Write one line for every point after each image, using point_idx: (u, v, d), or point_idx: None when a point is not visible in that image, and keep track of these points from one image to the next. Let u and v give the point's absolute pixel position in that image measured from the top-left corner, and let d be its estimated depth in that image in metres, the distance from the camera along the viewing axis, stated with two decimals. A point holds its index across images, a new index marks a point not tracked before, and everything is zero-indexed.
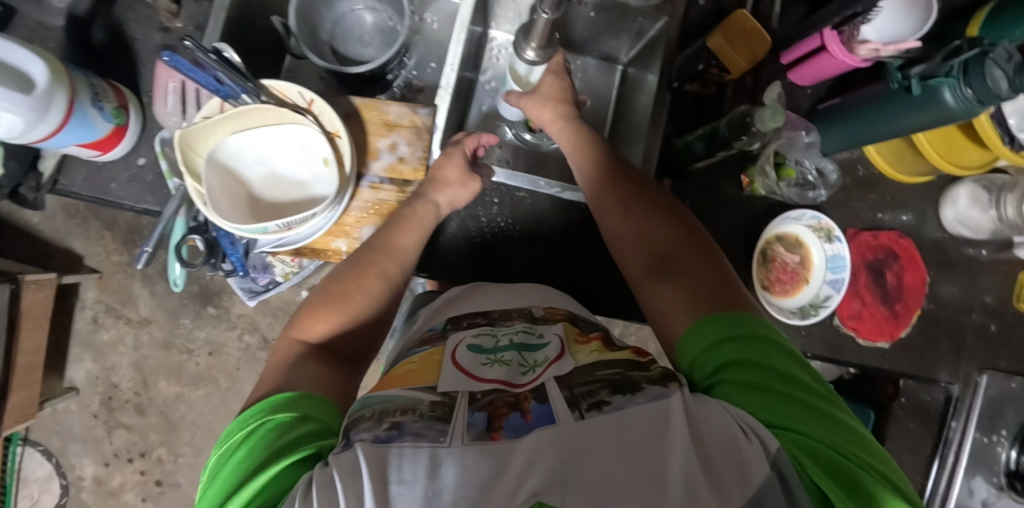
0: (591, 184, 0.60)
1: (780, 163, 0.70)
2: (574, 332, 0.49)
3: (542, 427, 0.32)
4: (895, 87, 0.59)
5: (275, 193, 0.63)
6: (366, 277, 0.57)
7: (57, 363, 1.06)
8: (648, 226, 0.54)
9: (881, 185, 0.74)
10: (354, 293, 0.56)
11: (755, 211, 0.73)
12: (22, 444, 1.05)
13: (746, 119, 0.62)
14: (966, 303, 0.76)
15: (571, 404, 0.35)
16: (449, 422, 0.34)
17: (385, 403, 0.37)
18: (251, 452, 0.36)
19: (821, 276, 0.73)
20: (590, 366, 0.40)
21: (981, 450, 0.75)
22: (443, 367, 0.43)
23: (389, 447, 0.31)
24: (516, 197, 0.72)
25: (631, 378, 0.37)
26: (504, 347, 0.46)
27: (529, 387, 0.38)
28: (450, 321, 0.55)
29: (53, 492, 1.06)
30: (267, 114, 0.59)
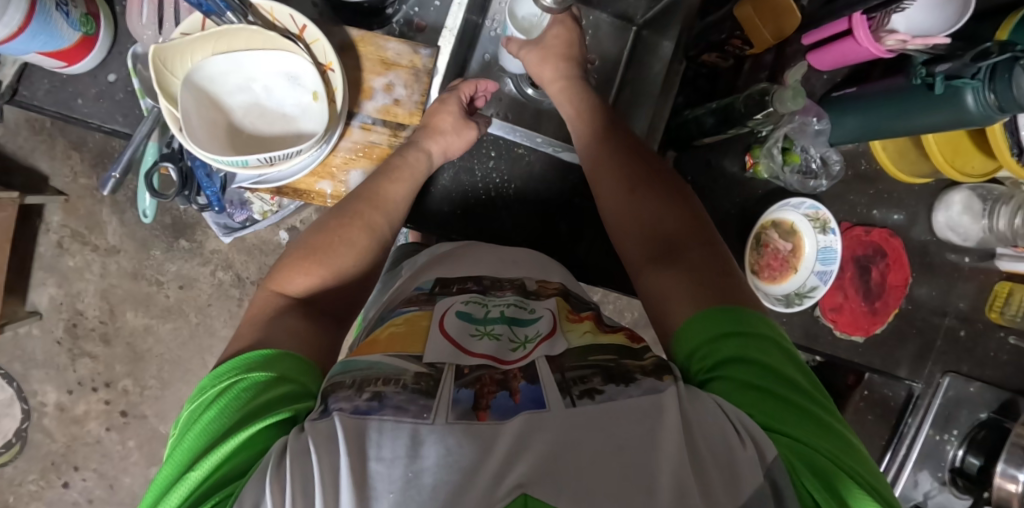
0: (595, 158, 0.58)
1: (787, 147, 0.68)
2: (565, 310, 0.49)
3: (529, 410, 0.32)
4: (917, 83, 0.58)
5: (257, 124, 0.59)
6: (352, 228, 0.54)
7: (18, 286, 1.02)
8: (650, 205, 0.52)
9: (880, 181, 0.74)
10: (340, 245, 0.53)
11: (754, 194, 0.72)
12: None
13: (765, 97, 0.59)
14: (941, 306, 0.77)
15: (562, 388, 0.34)
16: (433, 396, 0.33)
17: (369, 369, 0.36)
18: (222, 413, 0.34)
19: (810, 266, 0.73)
20: (581, 349, 0.40)
21: (932, 447, 0.79)
22: (430, 334, 0.42)
23: (368, 419, 0.31)
24: (514, 153, 0.69)
25: (624, 367, 0.37)
26: (494, 318, 0.46)
27: (518, 365, 0.38)
28: (439, 282, 0.53)
29: (14, 417, 1.04)
30: (252, 39, 0.55)
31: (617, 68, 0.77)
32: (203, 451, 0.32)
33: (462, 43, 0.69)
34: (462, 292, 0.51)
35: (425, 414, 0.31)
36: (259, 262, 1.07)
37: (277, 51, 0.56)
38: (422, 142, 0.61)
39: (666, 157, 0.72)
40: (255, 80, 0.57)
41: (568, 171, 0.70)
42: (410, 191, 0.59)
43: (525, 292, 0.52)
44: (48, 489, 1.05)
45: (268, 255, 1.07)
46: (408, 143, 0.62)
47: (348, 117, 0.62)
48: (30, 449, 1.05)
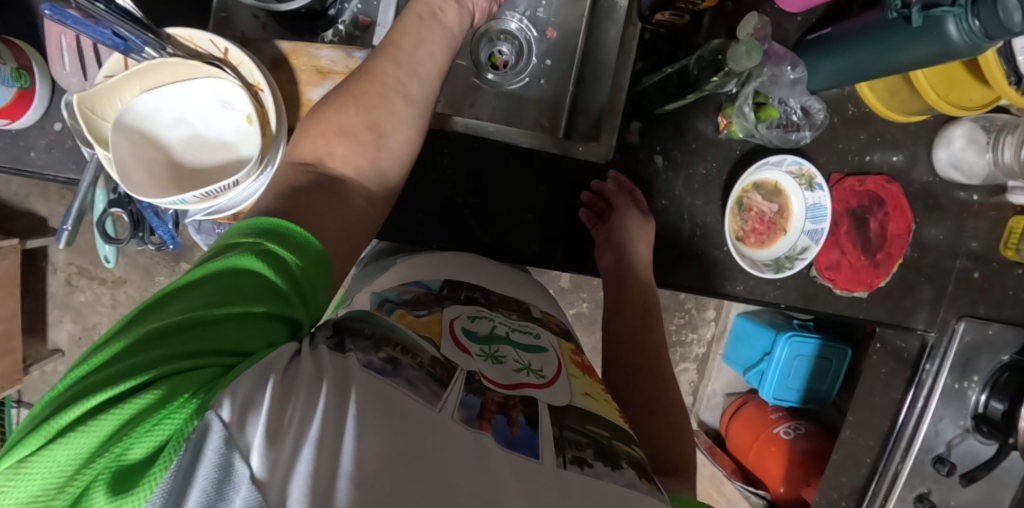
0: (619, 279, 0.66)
1: (761, 102, 0.64)
2: (569, 355, 0.49)
3: (524, 456, 0.31)
4: (893, 17, 0.52)
5: (199, 156, 0.57)
6: (369, 86, 0.46)
7: (37, 326, 1.06)
8: (642, 336, 0.64)
9: (872, 123, 0.68)
10: (362, 107, 0.45)
11: (732, 155, 0.68)
12: (16, 406, 1.10)
13: (718, 57, 0.56)
14: (951, 248, 0.72)
15: (558, 446, 0.34)
16: (446, 387, 0.34)
17: (388, 331, 0.38)
18: (245, 281, 0.31)
19: (799, 226, 0.69)
20: (581, 411, 0.39)
21: (952, 394, 0.75)
22: (444, 336, 0.42)
23: (382, 378, 0.32)
24: (471, 145, 0.66)
25: (614, 448, 0.37)
26: (499, 339, 0.45)
27: (519, 395, 0.37)
28: (448, 285, 0.54)
29: None
30: (178, 70, 0.53)
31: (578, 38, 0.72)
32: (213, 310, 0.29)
33: None
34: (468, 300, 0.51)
35: (433, 399, 0.32)
36: None
37: (206, 81, 0.54)
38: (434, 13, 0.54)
39: (631, 130, 0.67)
40: (189, 111, 0.56)
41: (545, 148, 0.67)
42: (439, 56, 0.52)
43: (529, 317, 0.53)
44: None
45: None
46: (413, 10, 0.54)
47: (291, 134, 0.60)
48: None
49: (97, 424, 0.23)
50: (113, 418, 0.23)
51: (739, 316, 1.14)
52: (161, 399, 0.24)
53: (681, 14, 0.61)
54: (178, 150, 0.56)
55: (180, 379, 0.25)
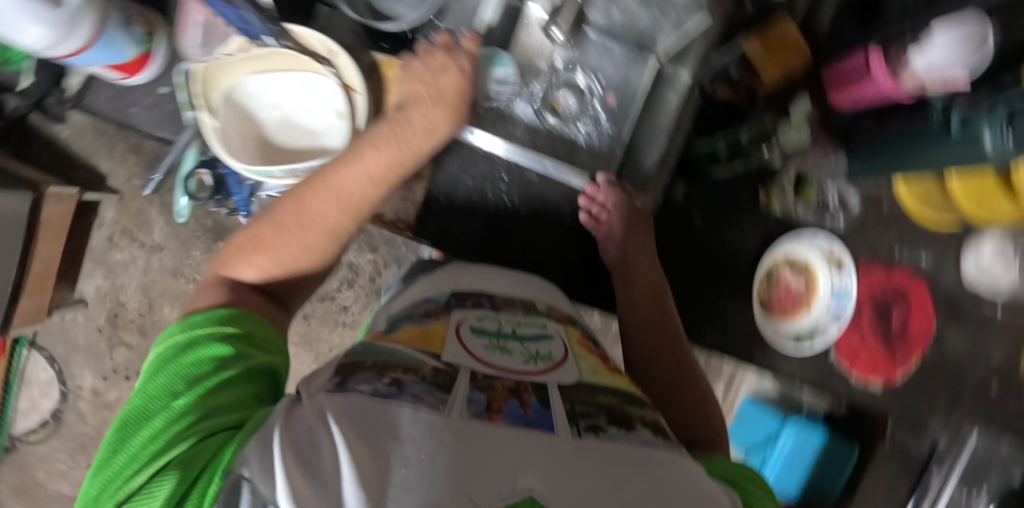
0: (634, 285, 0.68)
1: (803, 183, 0.70)
2: (575, 340, 0.54)
3: (540, 429, 0.34)
4: (934, 124, 0.57)
5: (287, 138, 0.62)
6: (296, 214, 0.54)
7: (70, 275, 1.10)
8: (658, 325, 0.65)
9: (904, 222, 0.71)
10: (290, 241, 0.53)
11: (766, 229, 0.72)
12: (28, 347, 1.14)
13: (769, 132, 0.66)
14: (973, 358, 0.72)
15: (570, 418, 0.36)
16: (449, 392, 0.36)
17: (389, 356, 0.41)
18: (195, 364, 0.43)
19: (824, 303, 0.71)
20: (588, 384, 0.43)
21: (960, 500, 0.75)
22: (448, 339, 0.46)
23: (389, 402, 0.33)
24: (525, 178, 0.72)
25: (627, 413, 0.41)
26: (506, 334, 0.49)
27: (532, 380, 0.41)
28: (455, 295, 0.58)
29: (53, 396, 1.14)
30: (288, 62, 0.59)
31: None
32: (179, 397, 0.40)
33: None
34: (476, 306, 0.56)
35: (440, 406, 0.33)
36: None
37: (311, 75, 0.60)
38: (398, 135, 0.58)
39: (676, 189, 0.72)
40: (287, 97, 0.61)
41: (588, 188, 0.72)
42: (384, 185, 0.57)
43: (534, 313, 0.58)
44: (77, 467, 1.15)
45: None
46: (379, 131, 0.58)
47: None
48: (63, 429, 1.14)
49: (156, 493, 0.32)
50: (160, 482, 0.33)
51: (745, 398, 1.14)
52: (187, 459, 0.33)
53: (738, 91, 0.67)
54: (270, 130, 0.61)
55: (190, 453, 0.34)
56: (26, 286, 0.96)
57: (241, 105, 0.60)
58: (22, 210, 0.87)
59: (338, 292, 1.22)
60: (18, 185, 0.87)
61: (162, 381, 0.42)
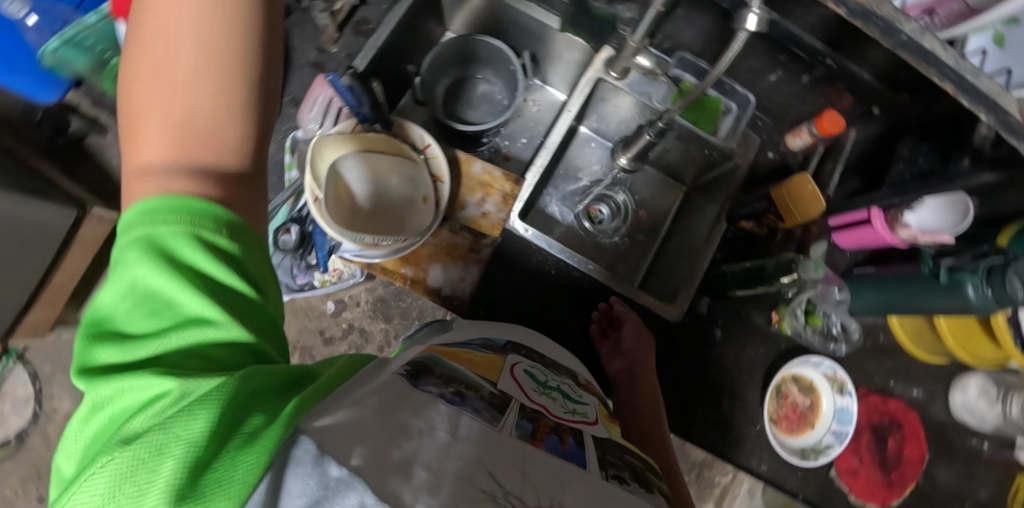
0: (644, 383, 0.75)
1: (811, 310, 0.78)
2: (604, 414, 0.60)
3: (577, 464, 0.40)
4: (925, 272, 0.68)
5: (372, 210, 0.70)
6: (149, 90, 0.40)
7: (82, 296, 1.13)
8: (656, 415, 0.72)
9: (898, 354, 0.80)
10: (174, 86, 0.40)
11: (778, 347, 0.80)
12: (15, 359, 1.12)
13: (792, 264, 0.71)
14: (960, 490, 0.78)
15: (601, 465, 0.43)
16: (505, 412, 0.44)
17: (454, 372, 0.47)
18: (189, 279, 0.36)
19: (827, 424, 0.79)
20: (619, 444, 0.52)
21: None
22: (503, 371, 0.52)
23: (461, 412, 0.40)
24: (570, 273, 0.80)
25: (649, 478, 0.49)
26: (551, 386, 0.55)
27: (569, 426, 0.47)
28: (511, 342, 0.63)
29: (22, 416, 1.11)
30: (377, 145, 0.70)
31: (665, 218, 0.91)
32: (185, 307, 0.36)
33: (547, 173, 0.86)
34: (529, 356, 0.61)
35: (495, 421, 0.41)
36: (302, 322, 1.22)
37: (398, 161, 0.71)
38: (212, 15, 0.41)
39: (701, 302, 0.81)
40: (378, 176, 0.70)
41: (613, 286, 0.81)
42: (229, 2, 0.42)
43: (578, 384, 0.63)
44: (22, 497, 1.09)
45: (311, 318, 1.23)
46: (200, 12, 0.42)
47: (443, 220, 0.77)
48: (23, 452, 1.11)
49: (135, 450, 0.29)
50: (174, 431, 0.30)
51: None
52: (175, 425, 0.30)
53: (760, 226, 0.79)
54: (359, 201, 0.69)
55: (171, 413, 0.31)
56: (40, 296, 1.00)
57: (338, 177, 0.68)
58: (62, 225, 0.94)
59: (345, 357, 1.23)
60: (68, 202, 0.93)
61: (148, 272, 0.35)
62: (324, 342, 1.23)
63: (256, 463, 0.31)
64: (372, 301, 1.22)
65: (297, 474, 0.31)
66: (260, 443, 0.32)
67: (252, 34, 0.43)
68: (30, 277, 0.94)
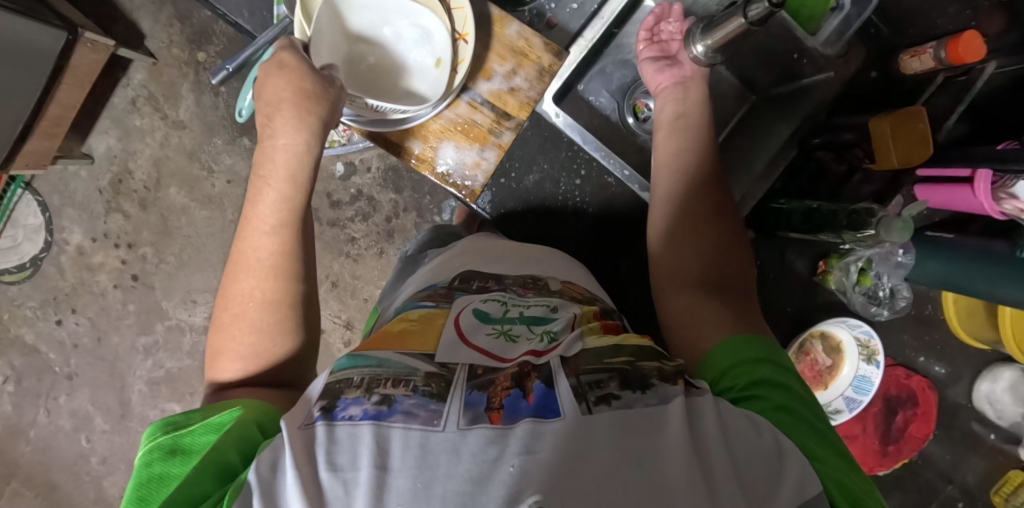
0: (679, 193, 0.59)
1: (864, 269, 0.69)
2: (588, 321, 0.50)
3: (543, 417, 0.32)
4: (1020, 256, 0.56)
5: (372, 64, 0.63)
6: (233, 313, 0.47)
7: (82, 127, 1.03)
8: (690, 236, 0.56)
9: (936, 330, 0.73)
10: (256, 277, 0.47)
11: (814, 299, 0.73)
12: (23, 188, 1.04)
13: (869, 218, 0.60)
14: (949, 471, 0.75)
15: (579, 393, 0.34)
16: (444, 402, 0.33)
17: (376, 367, 0.37)
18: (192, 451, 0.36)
19: (842, 388, 0.72)
20: (594, 352, 0.41)
21: None
22: (443, 329, 0.44)
23: (385, 426, 0.31)
24: (604, 182, 0.66)
25: (641, 371, 0.38)
26: (512, 319, 0.48)
27: (538, 362, 0.39)
28: (459, 278, 0.57)
29: (36, 244, 1.05)
30: None
31: (723, 128, 0.74)
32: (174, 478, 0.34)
33: (594, 51, 0.71)
34: (482, 289, 0.54)
35: (435, 421, 0.31)
36: None
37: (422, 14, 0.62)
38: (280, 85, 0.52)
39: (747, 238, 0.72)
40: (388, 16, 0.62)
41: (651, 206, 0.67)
42: (267, 266, 0.48)
43: (546, 292, 0.55)
44: (42, 320, 1.06)
45: (320, 181, 1.14)
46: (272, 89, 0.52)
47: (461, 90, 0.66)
48: (39, 278, 1.06)
49: None
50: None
51: None
52: None
53: (840, 161, 0.69)
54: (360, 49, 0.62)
55: None
56: (37, 126, 0.90)
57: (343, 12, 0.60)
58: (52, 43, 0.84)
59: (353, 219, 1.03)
60: (57, 21, 0.81)
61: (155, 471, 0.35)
62: (331, 205, 1.15)
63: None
64: (384, 169, 1.14)
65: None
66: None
67: (298, 266, 0.49)
68: (22, 104, 0.84)
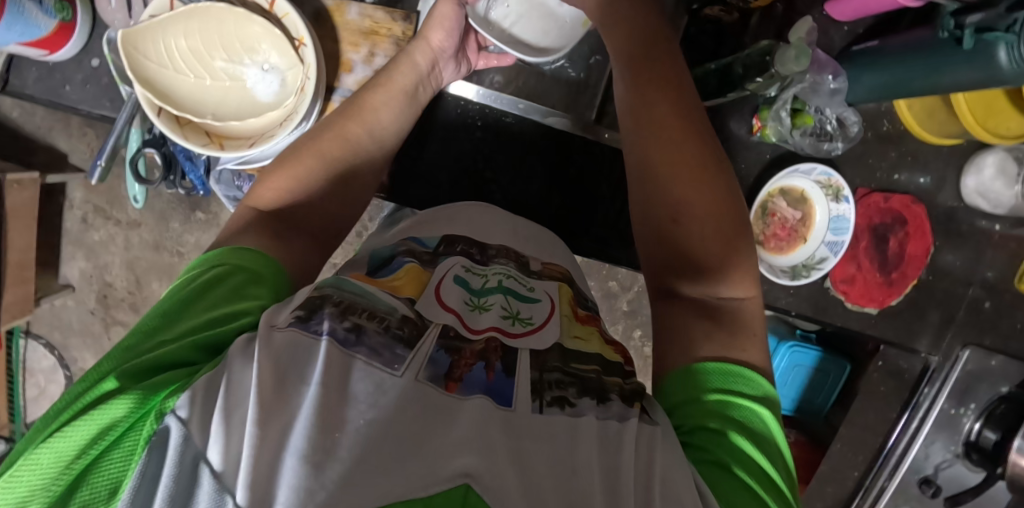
0: (653, 142, 0.53)
1: (798, 109, 0.65)
2: (566, 302, 0.48)
3: (497, 402, 0.33)
4: (944, 37, 0.50)
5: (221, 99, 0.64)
6: (294, 173, 0.52)
7: (51, 260, 1.07)
8: (667, 194, 0.51)
9: (903, 141, 0.69)
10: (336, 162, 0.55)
11: (761, 158, 0.70)
12: (24, 338, 1.10)
13: (766, 58, 0.61)
14: (966, 276, 0.72)
15: (536, 390, 0.35)
16: (411, 349, 0.34)
17: (359, 298, 0.38)
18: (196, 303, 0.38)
19: (820, 236, 0.70)
20: (567, 351, 0.40)
21: (945, 420, 0.73)
22: (427, 287, 0.43)
23: (353, 356, 0.32)
24: (502, 122, 0.73)
25: (602, 383, 0.38)
26: (491, 290, 0.45)
27: (483, 340, 0.38)
28: (444, 241, 0.53)
29: (59, 382, 1.11)
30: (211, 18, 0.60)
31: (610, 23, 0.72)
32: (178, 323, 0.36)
33: None
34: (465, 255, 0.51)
35: (395, 365, 0.32)
36: None
37: (219, 23, 0.62)
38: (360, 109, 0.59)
39: None
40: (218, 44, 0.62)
41: (574, 133, 0.73)
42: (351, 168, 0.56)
43: (527, 270, 0.52)
44: None
45: None
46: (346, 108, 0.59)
47: (329, 92, 0.68)
48: None
49: (70, 434, 0.29)
50: (83, 425, 0.29)
51: None
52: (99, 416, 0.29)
53: (730, 11, 0.65)
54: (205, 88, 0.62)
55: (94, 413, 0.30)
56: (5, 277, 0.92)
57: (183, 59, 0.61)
58: None
59: None
60: None
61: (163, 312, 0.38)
62: None
63: (126, 460, 0.28)
64: None
65: (163, 490, 0.26)
66: (136, 439, 0.28)
67: (365, 182, 0.58)
68: None
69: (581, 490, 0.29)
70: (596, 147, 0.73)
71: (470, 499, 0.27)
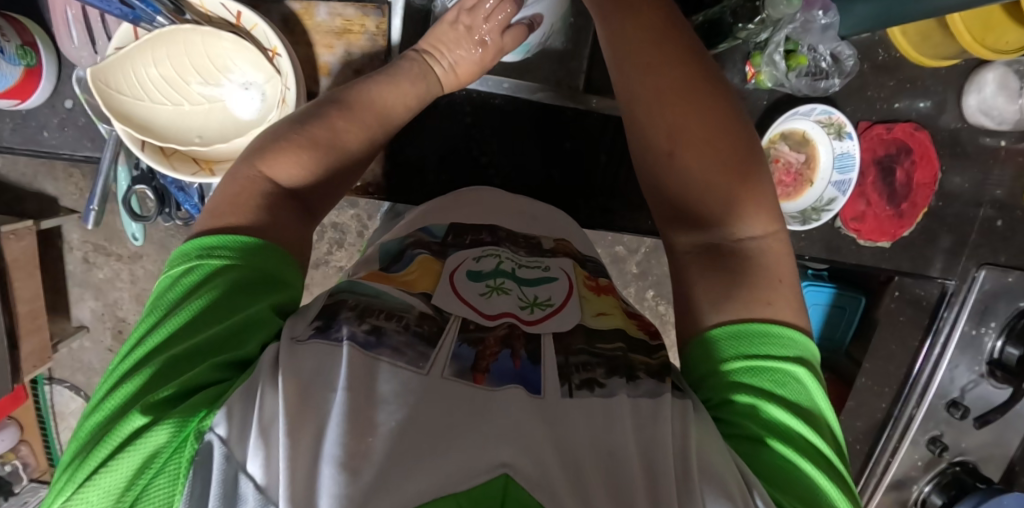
0: (683, 83, 0.48)
1: (791, 49, 0.63)
2: (583, 280, 0.48)
3: (525, 387, 0.32)
4: None
5: (205, 121, 0.62)
6: (303, 157, 0.47)
7: (60, 305, 1.07)
8: (702, 140, 0.47)
9: (901, 69, 0.67)
10: (343, 157, 0.51)
11: (759, 105, 0.68)
12: (48, 383, 1.11)
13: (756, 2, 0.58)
14: (976, 196, 0.71)
15: (563, 374, 0.34)
16: (434, 345, 0.34)
17: (372, 298, 0.37)
18: (210, 310, 0.36)
19: (827, 176, 0.69)
20: (591, 331, 0.40)
21: (968, 341, 0.74)
22: (441, 278, 0.42)
23: (378, 358, 0.32)
24: (489, 104, 0.71)
25: (630, 361, 0.37)
26: (505, 273, 0.44)
27: (500, 325, 0.38)
28: (452, 230, 0.53)
29: None
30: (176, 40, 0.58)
31: None
32: (195, 336, 0.35)
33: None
34: (475, 243, 0.50)
35: (421, 362, 0.32)
36: None
37: (188, 45, 0.60)
38: (353, 104, 0.53)
39: None
40: (191, 65, 0.61)
41: (565, 105, 0.71)
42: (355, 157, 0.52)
43: (539, 251, 0.51)
44: None
45: None
46: (339, 101, 0.53)
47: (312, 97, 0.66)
48: None
49: (119, 467, 0.29)
50: (129, 457, 0.29)
51: None
52: (144, 448, 0.29)
53: None
54: (182, 110, 0.61)
55: (139, 445, 0.29)
56: (18, 330, 0.92)
57: (157, 85, 0.60)
58: None
59: (331, 255, 1.04)
60: None
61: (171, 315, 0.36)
62: None
63: (173, 483, 0.28)
64: None
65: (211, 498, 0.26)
66: (178, 462, 0.28)
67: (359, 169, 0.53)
68: None
69: (624, 470, 0.29)
70: (588, 116, 0.71)
71: (512, 491, 0.26)
